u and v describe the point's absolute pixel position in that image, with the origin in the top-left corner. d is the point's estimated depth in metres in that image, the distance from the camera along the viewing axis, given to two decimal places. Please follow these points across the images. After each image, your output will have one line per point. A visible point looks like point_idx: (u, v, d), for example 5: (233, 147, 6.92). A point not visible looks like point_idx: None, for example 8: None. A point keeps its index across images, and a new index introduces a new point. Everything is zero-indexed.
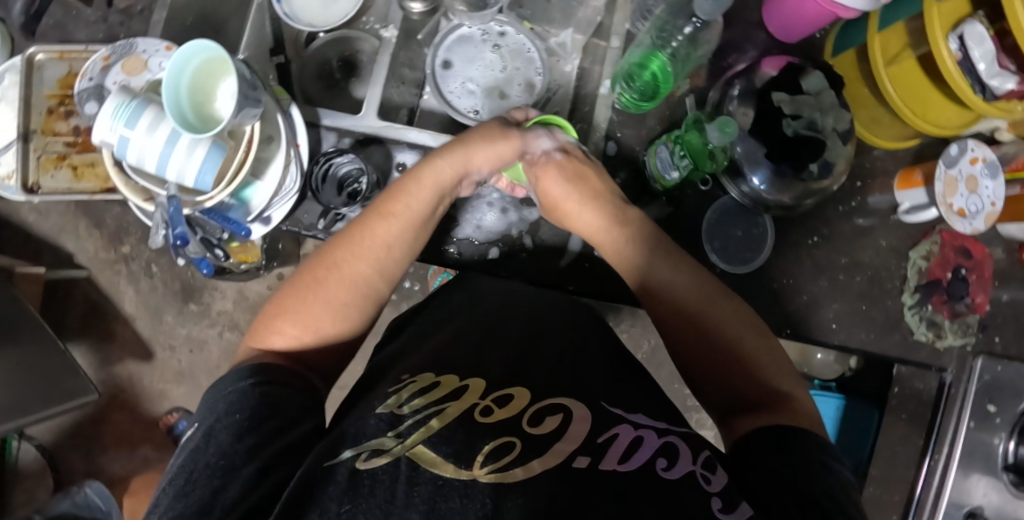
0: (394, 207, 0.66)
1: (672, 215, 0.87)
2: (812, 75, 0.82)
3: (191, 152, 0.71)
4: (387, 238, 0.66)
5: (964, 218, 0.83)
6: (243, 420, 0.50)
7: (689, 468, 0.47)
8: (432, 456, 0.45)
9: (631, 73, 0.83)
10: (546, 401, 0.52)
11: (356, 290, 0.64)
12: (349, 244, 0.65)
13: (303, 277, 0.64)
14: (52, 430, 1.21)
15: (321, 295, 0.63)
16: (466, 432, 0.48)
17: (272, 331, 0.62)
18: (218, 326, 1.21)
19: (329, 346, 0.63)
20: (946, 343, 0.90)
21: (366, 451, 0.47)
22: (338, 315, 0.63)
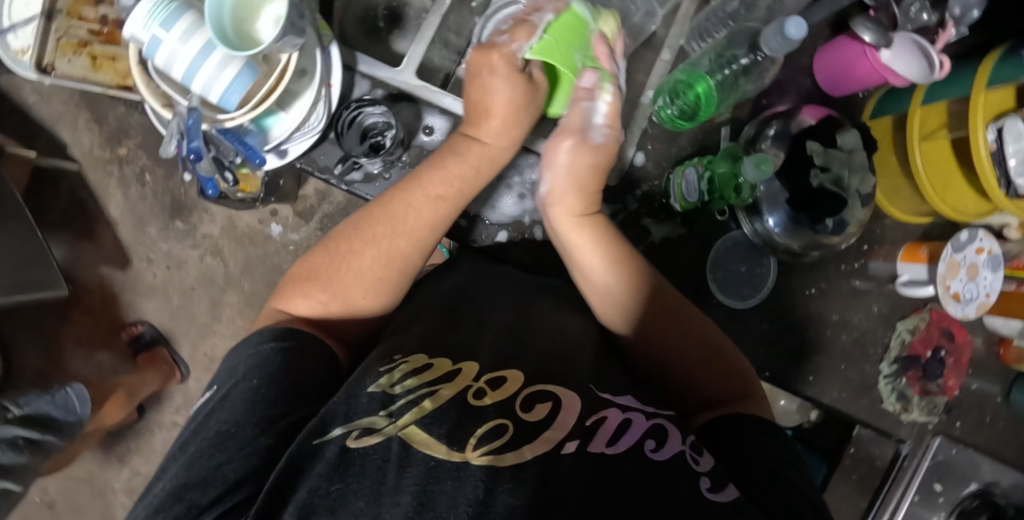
0: (446, 193, 0.69)
1: (682, 237, 0.88)
2: (848, 132, 0.83)
3: (220, 70, 0.69)
4: (433, 220, 0.68)
5: (957, 302, 0.85)
6: (258, 385, 0.54)
7: (677, 450, 0.50)
8: (425, 437, 0.47)
9: (675, 90, 0.82)
10: (538, 385, 0.52)
11: (391, 267, 0.67)
12: (390, 225, 0.67)
13: (331, 255, 0.68)
14: (10, 317, 1.17)
15: (354, 269, 0.66)
16: (456, 415, 0.49)
17: (301, 295, 0.66)
18: (201, 249, 1.18)
19: (355, 319, 0.67)
20: (910, 417, 0.93)
21: (357, 429, 0.48)
22: (371, 290, 0.67)
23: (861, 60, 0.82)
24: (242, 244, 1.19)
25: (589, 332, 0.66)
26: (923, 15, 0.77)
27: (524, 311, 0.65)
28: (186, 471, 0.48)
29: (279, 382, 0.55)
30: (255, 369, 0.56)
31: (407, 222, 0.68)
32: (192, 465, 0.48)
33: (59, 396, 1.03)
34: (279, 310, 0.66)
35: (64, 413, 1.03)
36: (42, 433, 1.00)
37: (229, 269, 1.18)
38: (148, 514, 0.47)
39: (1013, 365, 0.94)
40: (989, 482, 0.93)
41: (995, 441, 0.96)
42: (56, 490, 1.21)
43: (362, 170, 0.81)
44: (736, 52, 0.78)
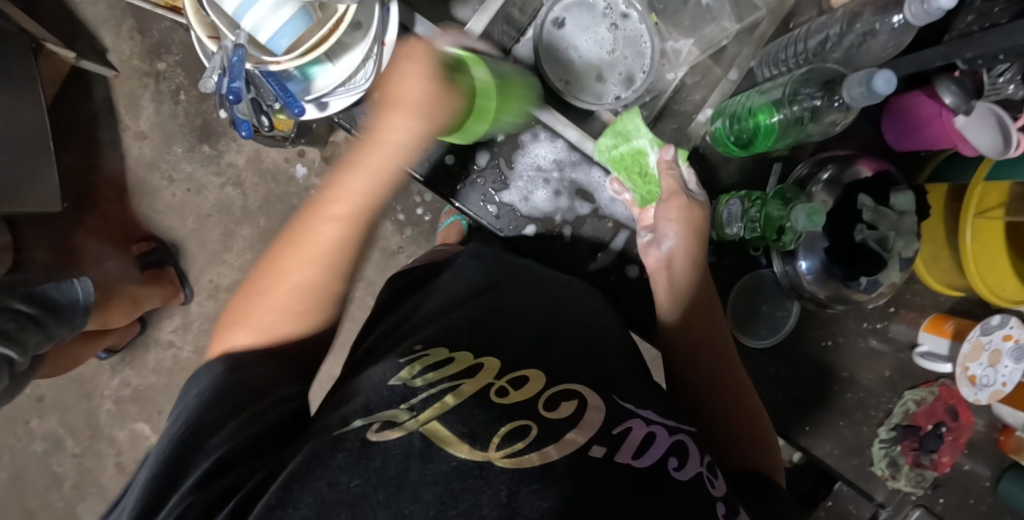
0: (336, 206, 0.68)
1: (712, 265, 0.86)
2: (903, 192, 0.80)
3: (275, 10, 0.67)
4: (331, 234, 0.67)
5: (971, 385, 0.85)
6: (213, 396, 0.57)
7: (696, 471, 0.51)
8: (446, 435, 0.46)
9: (738, 114, 0.78)
10: (562, 387, 0.53)
11: (303, 292, 0.65)
12: (294, 246, 0.67)
13: (266, 271, 0.67)
14: None
15: (268, 301, 0.65)
16: (483, 411, 0.49)
17: (228, 340, 0.65)
18: (223, 177, 1.20)
19: (297, 346, 0.66)
20: (896, 484, 0.92)
21: (378, 422, 0.48)
22: (296, 319, 0.65)
23: (933, 122, 0.78)
24: (264, 178, 1.20)
25: (606, 339, 0.63)
26: (1008, 87, 0.73)
27: (541, 317, 0.63)
28: (168, 468, 0.51)
29: (255, 394, 0.58)
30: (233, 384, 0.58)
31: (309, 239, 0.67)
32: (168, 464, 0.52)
33: (62, 284, 1.00)
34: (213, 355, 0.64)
35: (66, 300, 1.00)
36: (42, 311, 0.96)
37: (247, 202, 1.20)
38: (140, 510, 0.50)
39: (1009, 454, 0.93)
40: None
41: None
42: (46, 386, 1.23)
43: None
44: (811, 90, 0.74)
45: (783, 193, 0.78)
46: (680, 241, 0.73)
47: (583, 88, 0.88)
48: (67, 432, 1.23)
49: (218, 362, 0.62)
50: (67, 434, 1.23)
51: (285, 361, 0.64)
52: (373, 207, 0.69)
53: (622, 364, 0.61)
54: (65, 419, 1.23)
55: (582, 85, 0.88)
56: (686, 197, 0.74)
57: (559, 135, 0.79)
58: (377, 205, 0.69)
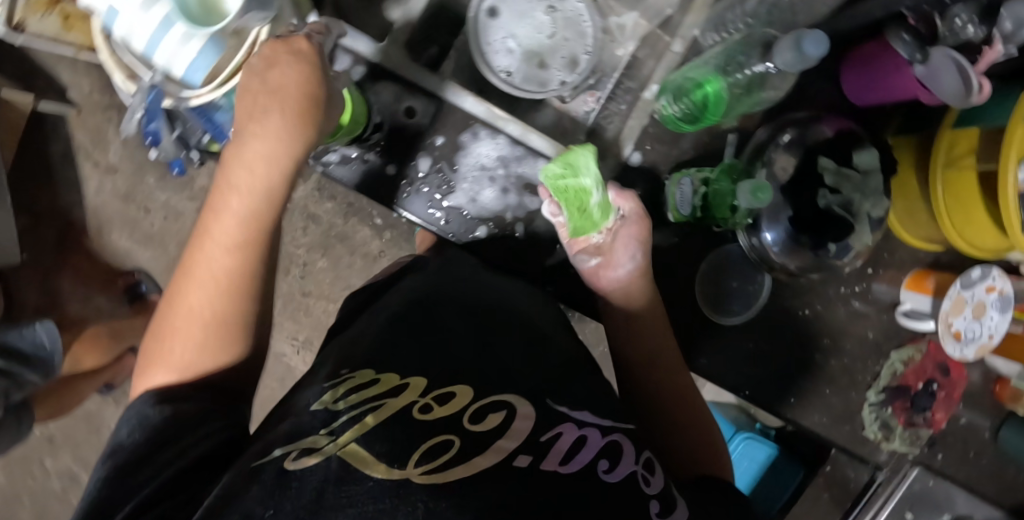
0: (219, 211, 0.63)
1: (671, 247, 0.80)
2: (867, 150, 0.75)
3: (184, 43, 0.65)
4: (219, 242, 0.62)
5: (956, 342, 0.82)
6: (138, 441, 0.56)
7: (630, 470, 0.50)
8: (365, 455, 0.46)
9: (681, 88, 0.74)
10: (490, 399, 0.53)
11: (208, 307, 0.61)
12: (191, 260, 0.63)
13: (174, 306, 0.63)
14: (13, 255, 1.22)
15: (179, 325, 0.62)
16: (403, 429, 0.49)
17: (150, 369, 0.62)
18: (198, 201, 1.21)
19: (225, 362, 0.63)
20: (891, 446, 0.90)
21: (297, 450, 0.47)
22: (217, 338, 0.62)
23: (892, 75, 0.73)
24: None
25: (544, 344, 0.63)
26: (968, 29, 0.67)
27: (473, 326, 0.62)
28: None
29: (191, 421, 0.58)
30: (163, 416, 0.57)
31: (201, 253, 0.62)
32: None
33: (25, 331, 1.05)
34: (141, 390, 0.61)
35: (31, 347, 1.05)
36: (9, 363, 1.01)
37: None
38: None
39: (1007, 403, 0.93)
40: (962, 515, 0.95)
41: (970, 472, 0.96)
42: (56, 426, 1.26)
43: (337, 152, 0.75)
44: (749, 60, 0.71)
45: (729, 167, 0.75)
46: (643, 259, 0.71)
47: (528, 78, 0.85)
48: (82, 467, 1.26)
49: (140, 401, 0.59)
50: (82, 468, 1.26)
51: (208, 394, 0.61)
52: (268, 234, 0.64)
53: (559, 368, 0.61)
54: (78, 456, 1.26)
55: (526, 75, 0.85)
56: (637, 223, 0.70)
57: (500, 131, 0.77)
58: (269, 223, 0.64)
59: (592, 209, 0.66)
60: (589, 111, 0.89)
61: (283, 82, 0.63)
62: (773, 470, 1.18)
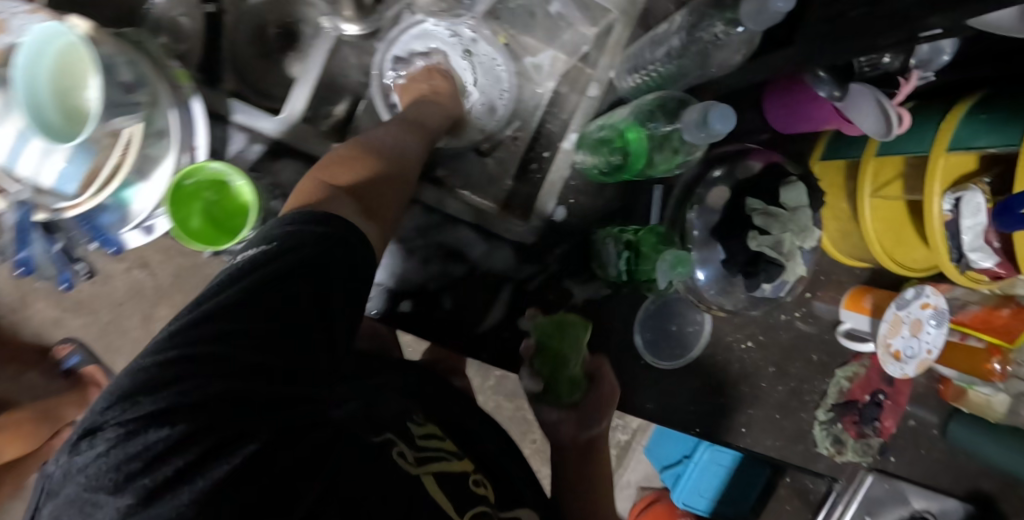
0: (420, 109, 0.74)
1: (609, 298, 0.77)
2: (793, 186, 0.73)
3: (48, 153, 0.61)
4: (421, 120, 0.73)
5: (896, 361, 0.81)
6: (309, 253, 0.49)
7: None
8: (438, 489, 0.50)
9: (601, 141, 0.71)
10: (512, 511, 0.57)
11: (405, 145, 0.67)
12: (384, 123, 0.69)
13: (348, 155, 0.63)
14: None
15: (373, 148, 0.64)
16: (460, 489, 0.52)
17: (332, 174, 0.60)
18: (126, 261, 1.14)
19: (392, 192, 0.62)
20: (845, 459, 0.90)
21: (395, 447, 0.51)
22: (398, 162, 0.65)
23: (812, 106, 0.70)
24: (168, 255, 1.16)
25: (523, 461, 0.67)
26: (883, 59, 0.66)
27: (448, 425, 0.64)
28: (214, 355, 0.43)
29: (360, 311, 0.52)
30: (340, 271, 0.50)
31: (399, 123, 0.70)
32: (235, 314, 0.45)
33: None
34: (315, 183, 0.58)
35: None
36: None
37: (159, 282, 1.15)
38: (159, 386, 0.41)
39: (950, 401, 0.95)
40: (920, 509, 0.99)
41: (922, 470, 0.97)
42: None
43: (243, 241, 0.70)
44: (658, 119, 0.67)
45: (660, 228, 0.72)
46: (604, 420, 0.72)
47: None
48: None
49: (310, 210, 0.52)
50: None
51: (382, 213, 0.59)
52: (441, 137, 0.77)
53: (524, 476, 0.64)
54: None
55: None
56: (610, 382, 0.70)
57: (416, 200, 0.73)
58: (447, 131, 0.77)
59: (565, 378, 0.67)
60: (519, 151, 0.83)
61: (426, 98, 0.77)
62: (738, 473, 1.22)
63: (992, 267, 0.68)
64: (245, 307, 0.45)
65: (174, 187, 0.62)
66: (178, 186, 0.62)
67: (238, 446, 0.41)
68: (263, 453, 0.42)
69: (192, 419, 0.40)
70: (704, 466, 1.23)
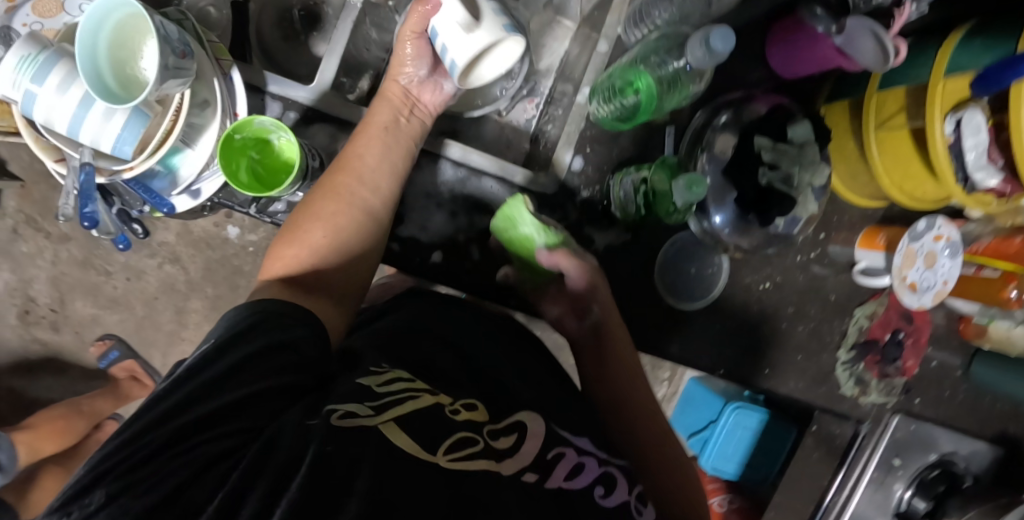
0: (366, 128, 0.71)
1: (627, 244, 0.81)
2: (800, 123, 0.77)
3: (108, 118, 0.65)
4: (365, 153, 0.69)
5: (913, 293, 0.83)
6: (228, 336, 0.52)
7: (624, 498, 0.56)
8: (401, 434, 0.49)
9: (610, 90, 0.74)
10: (504, 420, 0.56)
11: (344, 203, 0.67)
12: (333, 172, 0.69)
13: (288, 236, 0.66)
14: None
15: (316, 217, 0.66)
16: (432, 423, 0.52)
17: (277, 259, 0.65)
18: (158, 257, 1.22)
19: (333, 263, 0.66)
20: (869, 400, 0.92)
21: (340, 411, 0.50)
22: (331, 228, 0.66)
23: (813, 47, 0.74)
24: (198, 249, 1.22)
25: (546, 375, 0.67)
26: None
27: (457, 355, 0.63)
28: (136, 430, 0.45)
29: (264, 348, 0.51)
30: (226, 343, 0.51)
31: (344, 164, 0.69)
32: (158, 394, 0.47)
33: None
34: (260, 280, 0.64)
35: None
36: None
37: (189, 275, 1.22)
38: (81, 471, 0.43)
39: (971, 340, 0.95)
40: (948, 452, 0.94)
41: (949, 413, 0.97)
42: None
43: (284, 200, 0.75)
44: (664, 58, 0.71)
45: (668, 165, 0.76)
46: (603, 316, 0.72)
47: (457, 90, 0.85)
48: None
49: (240, 307, 0.55)
50: None
51: (320, 296, 0.64)
52: (404, 143, 0.71)
53: (539, 394, 0.62)
54: None
55: None
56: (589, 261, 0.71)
57: (441, 155, 0.77)
58: (406, 141, 0.72)
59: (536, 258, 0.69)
60: (530, 119, 0.89)
61: (381, 100, 0.73)
62: (766, 435, 1.19)
63: (997, 185, 0.71)
64: (173, 383, 0.48)
65: (227, 142, 0.66)
66: (230, 141, 0.67)
67: (144, 500, 0.41)
68: (164, 504, 0.42)
69: (97, 493, 0.41)
70: (731, 430, 1.19)
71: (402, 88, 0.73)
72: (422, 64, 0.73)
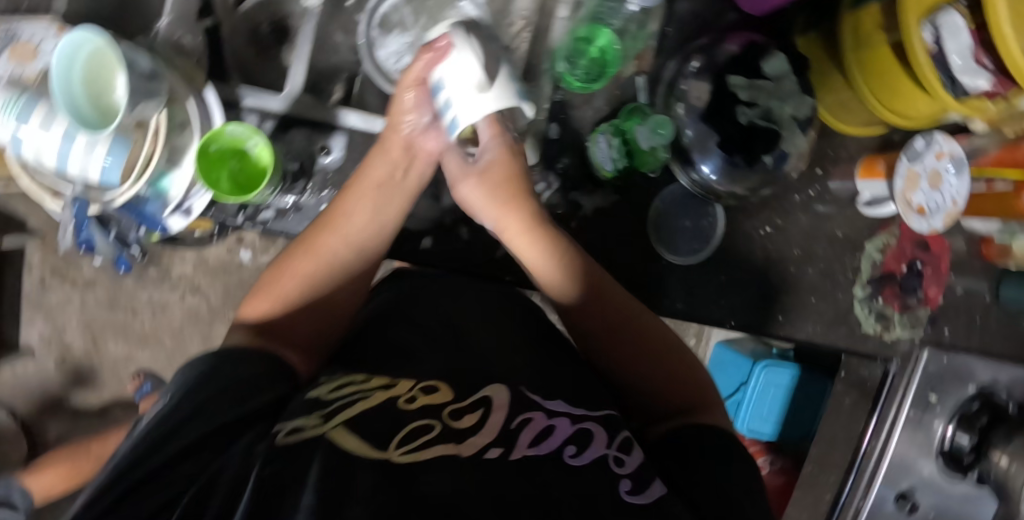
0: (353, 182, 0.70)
1: (615, 205, 0.80)
2: (774, 56, 0.76)
3: (90, 150, 0.68)
4: (346, 206, 0.68)
5: (921, 216, 0.81)
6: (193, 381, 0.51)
7: (601, 453, 0.54)
8: (351, 440, 0.49)
9: (574, 50, 0.77)
10: (466, 399, 0.56)
11: (320, 261, 0.67)
12: (318, 226, 0.68)
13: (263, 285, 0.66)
14: (26, 393, 1.29)
15: (291, 271, 0.66)
16: (383, 418, 0.52)
17: (253, 308, 0.65)
18: (180, 290, 1.26)
19: (303, 316, 0.65)
20: (894, 335, 0.89)
21: (288, 428, 0.50)
22: (305, 284, 0.66)
23: None
24: (217, 276, 1.25)
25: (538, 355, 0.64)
26: None
27: (441, 350, 0.62)
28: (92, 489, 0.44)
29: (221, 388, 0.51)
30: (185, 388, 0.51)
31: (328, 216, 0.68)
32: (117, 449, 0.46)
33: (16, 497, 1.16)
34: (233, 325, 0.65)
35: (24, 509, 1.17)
36: None
37: (211, 303, 1.26)
38: None
39: (995, 261, 0.92)
40: (987, 382, 0.89)
41: (984, 342, 0.93)
42: None
43: (272, 206, 0.77)
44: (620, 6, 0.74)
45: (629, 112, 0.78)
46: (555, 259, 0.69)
47: None
48: None
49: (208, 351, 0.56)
50: None
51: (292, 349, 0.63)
52: (389, 192, 0.70)
53: (532, 374, 0.61)
54: None
55: None
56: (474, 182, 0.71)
57: None
58: (394, 190, 0.70)
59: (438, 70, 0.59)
60: None
61: (378, 152, 0.70)
62: (800, 390, 1.16)
63: (987, 87, 0.67)
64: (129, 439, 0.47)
65: (202, 153, 0.69)
66: (205, 153, 0.69)
67: None
68: None
69: None
70: (763, 390, 1.17)
71: (404, 138, 0.70)
72: (426, 110, 0.70)
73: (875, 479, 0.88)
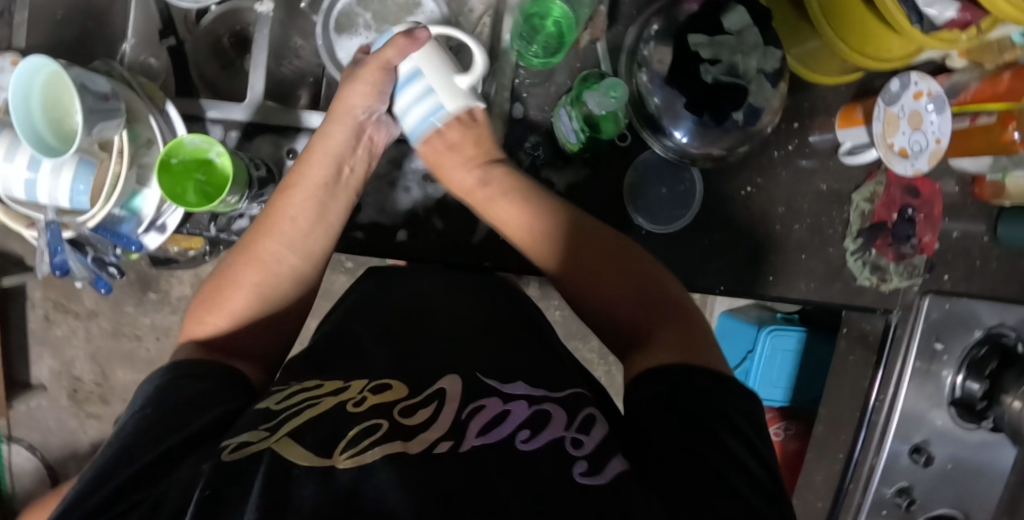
0: (292, 181, 0.69)
1: (589, 180, 0.79)
2: (733, 10, 0.73)
3: (56, 174, 0.68)
4: (289, 210, 0.67)
5: (905, 159, 0.77)
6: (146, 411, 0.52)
7: (556, 436, 0.50)
8: (296, 448, 0.47)
9: (528, 26, 0.75)
10: (416, 397, 0.54)
11: (267, 269, 0.65)
12: (259, 229, 0.67)
13: (208, 297, 0.65)
14: (43, 428, 1.31)
15: (242, 283, 0.65)
16: (330, 422, 0.51)
17: (201, 323, 0.64)
18: (180, 311, 1.27)
19: (255, 328, 0.64)
20: (891, 286, 0.87)
21: (236, 443, 0.48)
22: (256, 297, 0.64)
23: None
24: None
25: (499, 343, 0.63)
26: None
27: (398, 346, 0.61)
28: None
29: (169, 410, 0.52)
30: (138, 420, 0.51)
31: (270, 220, 0.67)
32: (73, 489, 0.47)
33: None
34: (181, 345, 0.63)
35: None
36: None
37: None
38: None
39: (991, 201, 0.88)
40: (995, 325, 0.86)
41: (987, 284, 0.90)
42: None
43: (245, 215, 0.80)
44: None
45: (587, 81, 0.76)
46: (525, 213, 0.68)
47: None
48: None
49: (162, 372, 0.57)
50: None
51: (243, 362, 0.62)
52: (332, 194, 0.69)
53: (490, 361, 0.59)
54: None
55: None
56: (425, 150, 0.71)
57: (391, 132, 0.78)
58: (336, 189, 0.69)
59: None
60: None
61: (318, 144, 0.70)
62: (808, 352, 1.14)
63: (956, 15, 0.67)
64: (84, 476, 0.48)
65: (164, 167, 0.69)
66: (167, 166, 0.69)
67: None
68: None
69: None
70: (770, 356, 1.15)
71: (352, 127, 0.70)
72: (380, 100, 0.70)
73: (886, 433, 0.86)
